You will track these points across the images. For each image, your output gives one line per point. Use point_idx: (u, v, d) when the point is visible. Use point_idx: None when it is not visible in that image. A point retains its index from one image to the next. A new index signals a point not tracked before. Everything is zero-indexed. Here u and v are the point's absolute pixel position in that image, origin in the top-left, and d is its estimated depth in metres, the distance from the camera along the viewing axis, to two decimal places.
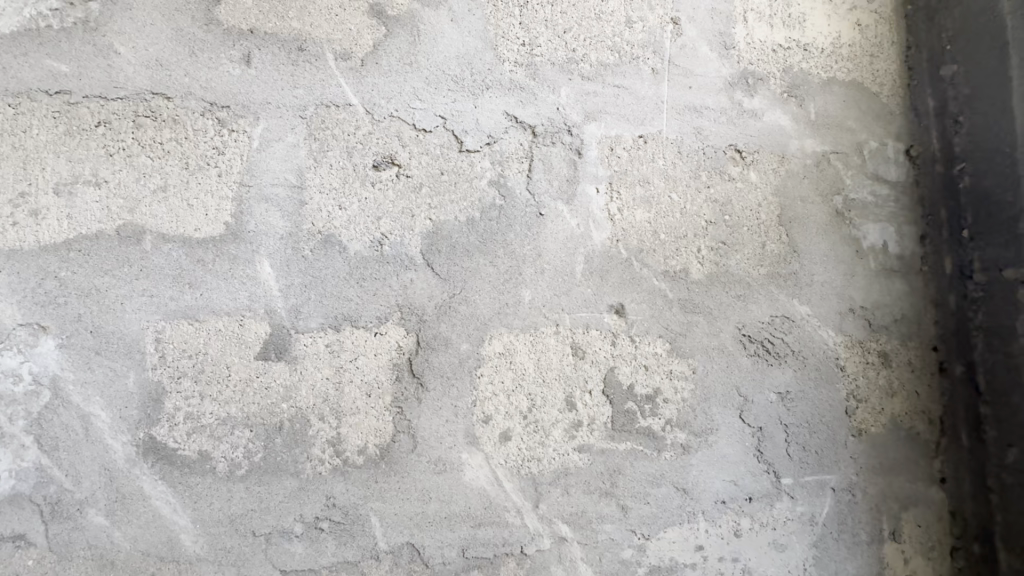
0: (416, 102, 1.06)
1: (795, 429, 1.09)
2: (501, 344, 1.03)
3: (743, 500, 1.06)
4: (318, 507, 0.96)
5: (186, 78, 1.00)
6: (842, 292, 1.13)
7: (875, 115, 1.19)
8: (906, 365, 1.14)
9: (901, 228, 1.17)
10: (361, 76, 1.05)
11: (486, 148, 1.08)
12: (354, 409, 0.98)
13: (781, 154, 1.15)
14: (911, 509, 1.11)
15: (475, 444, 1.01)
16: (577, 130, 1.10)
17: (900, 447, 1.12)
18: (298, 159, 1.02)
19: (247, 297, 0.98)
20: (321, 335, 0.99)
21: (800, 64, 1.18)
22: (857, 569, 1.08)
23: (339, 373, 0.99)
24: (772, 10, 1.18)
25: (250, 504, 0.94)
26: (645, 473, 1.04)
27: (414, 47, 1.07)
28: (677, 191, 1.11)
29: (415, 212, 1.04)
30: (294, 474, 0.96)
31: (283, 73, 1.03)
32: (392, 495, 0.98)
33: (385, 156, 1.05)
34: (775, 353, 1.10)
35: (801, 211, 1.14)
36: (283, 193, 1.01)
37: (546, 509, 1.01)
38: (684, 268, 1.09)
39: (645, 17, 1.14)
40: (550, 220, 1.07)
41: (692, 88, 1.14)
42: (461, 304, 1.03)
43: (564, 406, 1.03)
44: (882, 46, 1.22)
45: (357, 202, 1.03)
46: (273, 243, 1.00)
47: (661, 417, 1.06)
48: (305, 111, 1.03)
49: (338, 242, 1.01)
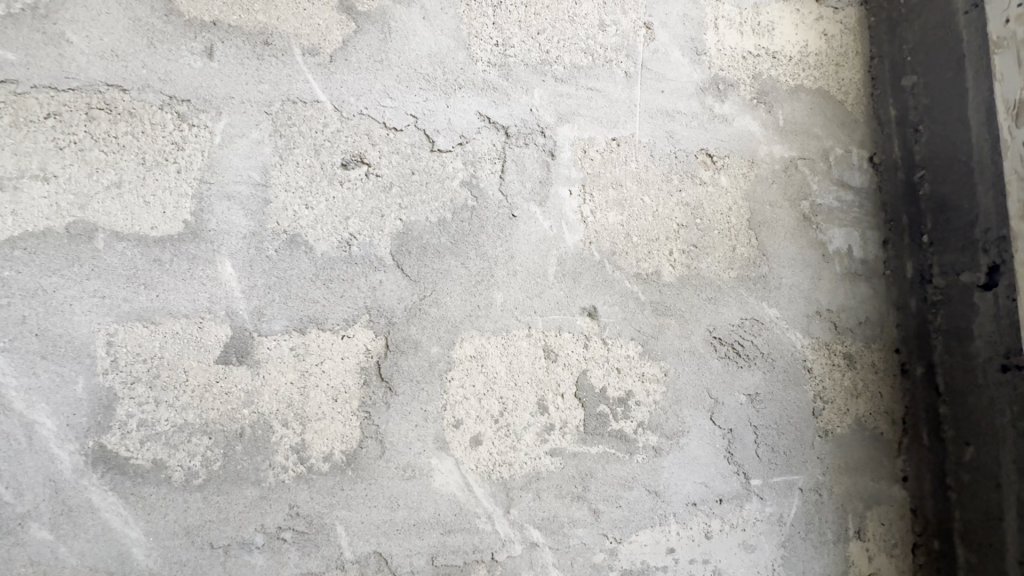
0: (387, 100, 1.04)
1: (764, 430, 1.10)
2: (472, 347, 1.02)
3: (714, 502, 1.07)
4: (281, 516, 0.92)
5: (143, 70, 0.96)
6: (808, 295, 1.15)
7: (840, 123, 1.22)
8: (870, 366, 1.17)
9: (864, 233, 1.20)
10: (329, 73, 1.03)
11: (458, 148, 1.06)
12: (320, 414, 0.95)
13: (751, 159, 1.17)
14: (874, 507, 1.14)
15: (445, 449, 0.99)
16: (550, 132, 1.09)
17: (864, 447, 1.14)
18: (263, 156, 0.99)
19: (207, 298, 0.94)
20: (286, 338, 0.96)
21: (768, 71, 1.20)
22: (824, 568, 1.10)
23: (305, 378, 0.96)
24: (742, 18, 1.20)
25: (208, 515, 0.90)
26: (617, 477, 1.04)
27: (385, 45, 1.05)
28: (649, 194, 1.11)
29: (385, 212, 1.02)
30: (256, 482, 0.92)
31: (247, 67, 1.00)
32: (358, 503, 0.95)
33: (354, 155, 1.02)
34: (745, 355, 1.11)
35: (770, 215, 1.16)
36: (246, 191, 0.97)
37: (518, 515, 1.00)
38: (656, 271, 1.10)
39: (619, 21, 1.15)
40: (522, 221, 1.06)
41: (664, 92, 1.15)
42: (432, 306, 1.01)
43: (536, 409, 1.02)
44: (847, 56, 1.25)
45: (324, 202, 1.00)
46: (234, 243, 0.96)
47: (632, 419, 1.05)
48: (270, 107, 1.00)
49: (304, 242, 0.98)
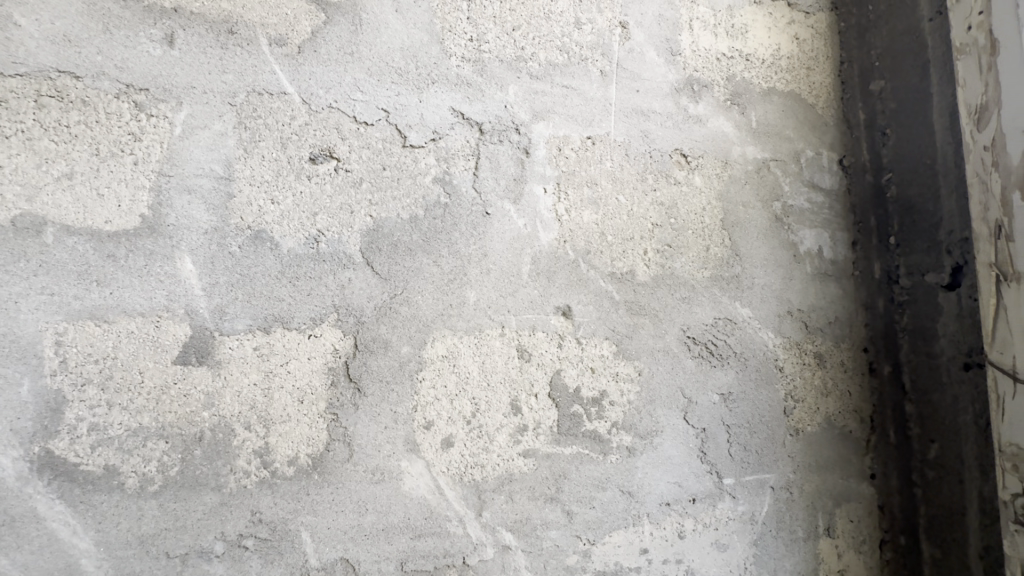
0: (357, 94, 1.02)
1: (737, 429, 1.11)
2: (444, 346, 1.00)
3: (687, 501, 1.07)
4: (242, 523, 0.89)
5: (98, 56, 0.92)
6: (780, 295, 1.16)
7: (811, 126, 1.24)
8: (840, 365, 1.18)
9: (834, 235, 1.22)
10: (298, 65, 1.00)
11: (431, 144, 1.04)
12: (285, 416, 0.92)
13: (724, 160, 1.17)
14: (843, 504, 1.15)
15: (416, 451, 0.96)
16: (525, 129, 1.08)
17: (834, 446, 1.16)
18: (226, 149, 0.95)
19: (165, 296, 0.90)
20: (249, 338, 0.92)
21: (742, 73, 1.21)
22: (794, 566, 1.11)
23: (269, 379, 0.92)
24: (716, 20, 1.21)
25: (164, 523, 0.86)
26: (591, 478, 1.03)
27: (356, 37, 1.02)
28: (624, 194, 1.11)
29: (354, 208, 0.99)
30: (215, 488, 0.89)
31: (210, 56, 0.96)
32: (325, 509, 0.92)
33: (323, 149, 0.99)
34: (718, 355, 1.11)
35: (743, 215, 1.17)
36: (207, 185, 0.94)
37: (490, 517, 0.98)
38: (630, 271, 1.09)
39: (594, 19, 1.14)
40: (496, 219, 1.05)
41: (640, 92, 1.15)
42: (402, 305, 0.99)
43: (509, 410, 1.01)
44: (818, 60, 1.27)
45: (291, 197, 0.97)
46: (195, 238, 0.92)
47: (606, 419, 1.05)
48: (235, 98, 0.96)
49: (269, 238, 0.95)
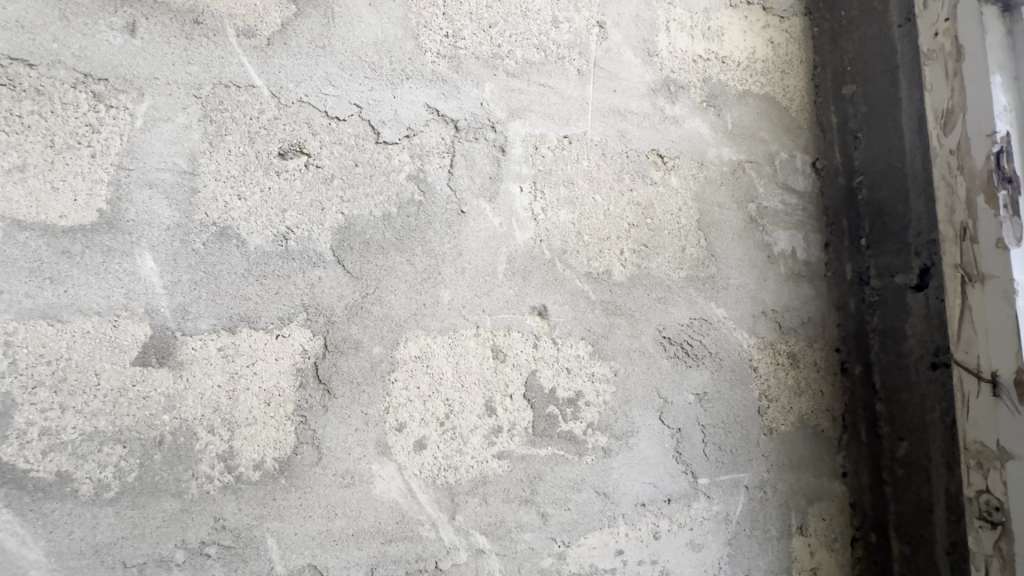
0: (329, 88, 0.99)
1: (712, 429, 1.11)
2: (417, 346, 0.98)
3: (662, 502, 1.07)
4: (204, 530, 0.86)
5: (54, 44, 0.88)
6: (754, 295, 1.17)
7: (785, 128, 1.25)
8: (813, 365, 1.20)
9: (808, 236, 1.23)
10: (267, 57, 0.97)
11: (405, 140, 1.02)
12: (250, 419, 0.89)
13: (700, 161, 1.18)
14: (816, 503, 1.16)
15: (387, 454, 0.94)
16: (501, 127, 1.07)
17: (806, 445, 1.17)
18: (190, 142, 0.92)
19: (123, 295, 0.86)
20: (213, 338, 0.89)
21: (717, 76, 1.22)
22: (768, 565, 1.11)
23: (234, 381, 0.89)
24: (693, 22, 1.22)
25: (121, 531, 0.83)
26: (567, 479, 1.02)
27: (328, 30, 1.00)
28: (601, 193, 1.11)
29: (325, 205, 0.97)
30: (176, 494, 0.85)
31: (174, 47, 0.93)
32: (292, 514, 0.89)
33: (293, 144, 0.97)
34: (693, 355, 1.12)
35: (718, 216, 1.17)
36: (170, 179, 0.91)
37: (463, 521, 0.96)
38: (607, 270, 1.09)
39: (571, 18, 1.14)
40: (471, 218, 1.03)
41: (617, 92, 1.15)
42: (374, 304, 0.97)
43: (483, 411, 0.99)
44: (792, 64, 1.29)
45: (259, 193, 0.94)
46: (157, 235, 0.89)
47: (582, 420, 1.04)
48: (200, 90, 0.93)
49: (235, 235, 0.92)
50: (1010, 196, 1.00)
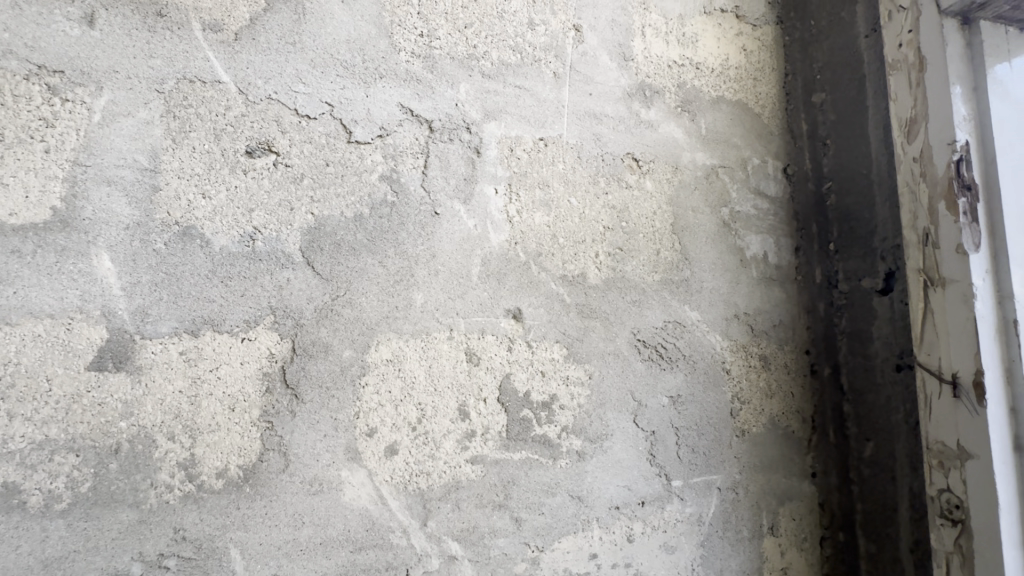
0: (300, 86, 0.97)
1: (685, 432, 1.12)
2: (389, 350, 0.96)
3: (636, 504, 1.07)
4: (163, 541, 0.82)
5: (5, 33, 0.84)
6: (727, 299, 1.19)
7: (756, 134, 1.27)
8: (783, 368, 1.22)
9: (778, 240, 1.25)
10: (234, 53, 0.94)
11: (377, 140, 1.00)
12: (213, 426, 0.86)
13: (674, 165, 1.19)
14: (786, 503, 1.18)
15: (357, 460, 0.92)
16: (476, 128, 1.06)
17: (777, 446, 1.19)
18: (152, 139, 0.89)
19: (78, 296, 0.83)
20: (174, 342, 0.86)
21: (691, 81, 1.23)
22: (739, 566, 1.13)
23: (196, 386, 0.86)
24: (668, 28, 1.23)
25: (73, 544, 0.79)
26: (540, 483, 1.01)
27: (298, 26, 0.98)
28: (576, 196, 1.11)
29: (294, 205, 0.95)
30: (133, 504, 0.82)
31: (135, 39, 0.90)
32: (257, 523, 0.87)
33: (261, 142, 0.94)
34: (667, 358, 1.12)
35: (692, 220, 1.18)
36: (130, 177, 0.87)
37: (435, 527, 0.95)
38: (582, 273, 1.09)
39: (548, 20, 1.14)
40: (445, 219, 1.02)
41: (592, 95, 1.15)
42: (345, 307, 0.95)
43: (456, 415, 0.98)
44: (764, 71, 1.31)
45: (225, 191, 0.91)
46: (115, 234, 0.85)
47: (556, 423, 1.03)
48: (163, 85, 0.90)
49: (199, 235, 0.89)
50: (968, 204, 1.03)
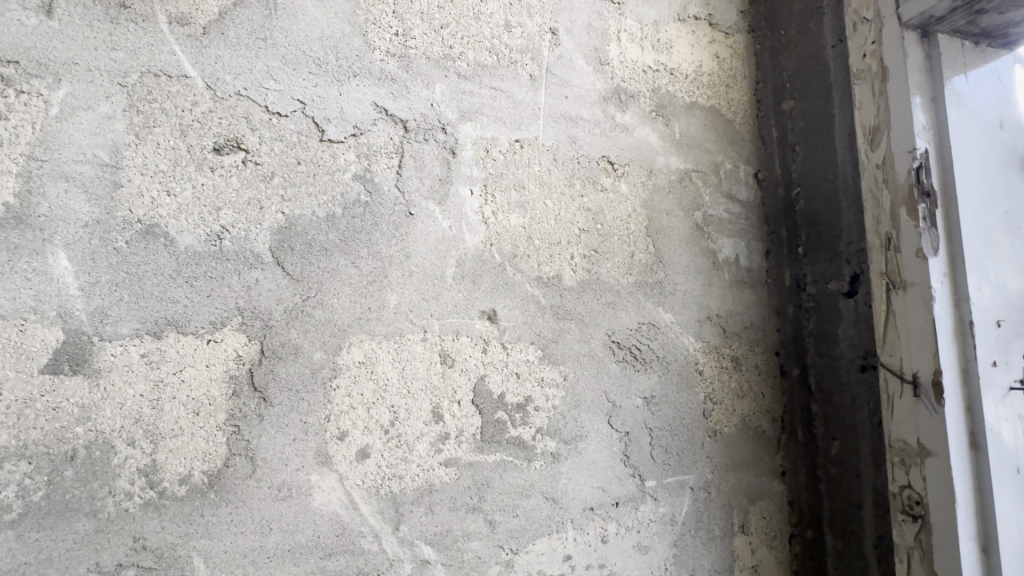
0: (270, 82, 0.95)
1: (658, 432, 1.13)
2: (361, 351, 0.94)
3: (610, 505, 1.07)
4: (122, 551, 0.79)
5: None
6: (700, 301, 1.20)
7: (729, 140, 1.30)
8: (754, 368, 1.24)
9: (749, 244, 1.28)
10: (202, 47, 0.92)
11: (351, 139, 0.99)
12: (177, 430, 0.84)
13: (649, 169, 1.20)
14: (757, 502, 1.20)
15: (328, 464, 0.90)
16: (451, 129, 1.06)
17: (748, 446, 1.21)
18: (113, 134, 0.86)
19: (32, 296, 0.79)
20: (135, 343, 0.83)
21: (666, 86, 1.25)
22: (711, 564, 1.14)
23: (159, 390, 0.84)
24: (643, 34, 1.25)
25: (23, 556, 0.75)
26: (514, 485, 1.01)
27: (269, 22, 0.96)
28: (551, 198, 1.11)
29: (264, 204, 0.93)
30: (90, 513, 0.79)
31: (97, 31, 0.87)
32: (222, 531, 0.84)
33: (229, 139, 0.92)
34: (641, 359, 1.13)
35: (666, 223, 1.20)
36: (89, 172, 0.84)
37: (408, 531, 0.94)
38: (557, 275, 1.09)
39: (524, 23, 1.14)
40: (419, 220, 1.01)
41: (568, 98, 1.16)
42: (316, 308, 0.93)
43: (430, 418, 0.97)
44: (736, 79, 1.34)
45: (191, 189, 0.89)
46: (72, 232, 0.82)
47: (530, 425, 1.03)
48: (126, 78, 0.87)
49: (162, 233, 0.87)
50: (928, 209, 1.06)
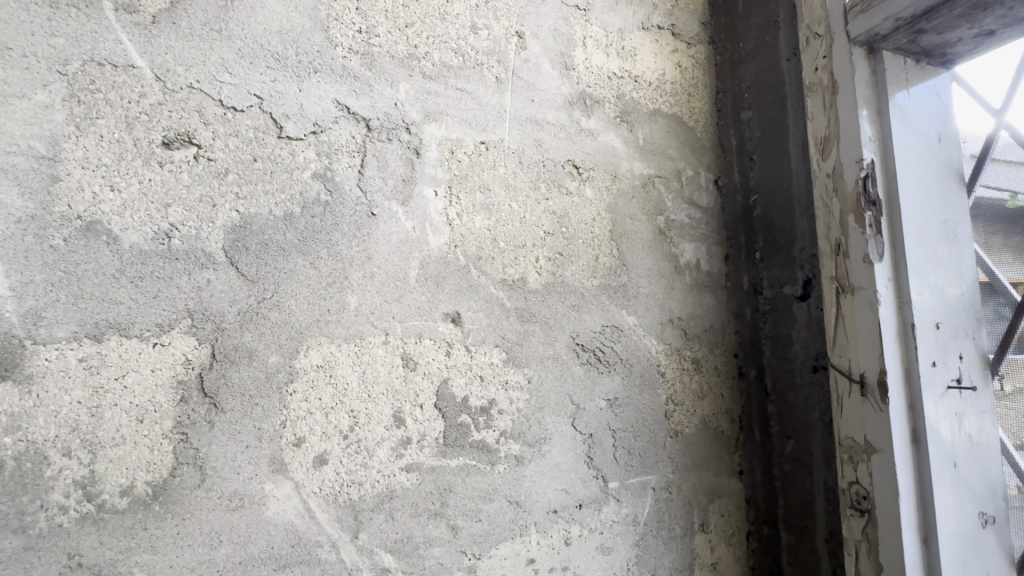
0: (226, 75, 0.92)
1: (621, 434, 1.14)
2: (319, 356, 0.92)
3: (573, 507, 1.08)
4: (55, 569, 0.74)
5: None
6: (662, 303, 1.23)
7: (690, 146, 1.33)
8: (713, 370, 1.27)
9: (709, 249, 1.31)
10: (151, 37, 0.88)
11: (311, 137, 0.96)
12: (118, 439, 0.79)
13: (613, 173, 1.22)
14: (716, 500, 1.23)
15: (283, 472, 0.87)
16: (416, 129, 1.04)
17: (707, 445, 1.24)
18: (51, 123, 0.81)
19: None
20: (73, 347, 0.78)
21: (630, 93, 1.27)
22: (672, 563, 1.16)
23: (100, 396, 0.79)
24: (608, 41, 1.27)
25: None
26: (477, 490, 1.00)
27: (225, 13, 0.93)
28: (517, 201, 1.11)
29: (217, 202, 0.89)
30: (18, 530, 0.73)
31: (34, 15, 0.81)
32: (167, 545, 0.80)
33: (180, 134, 0.88)
34: (605, 362, 1.14)
35: (629, 227, 1.22)
36: (24, 165, 0.79)
37: (367, 539, 0.91)
38: (522, 277, 1.09)
39: (491, 25, 1.14)
40: (382, 220, 0.99)
41: (534, 101, 1.16)
42: (272, 310, 0.90)
43: (391, 422, 0.95)
44: (697, 88, 1.38)
45: (137, 184, 0.85)
46: (3, 228, 0.77)
47: (494, 429, 1.03)
48: (67, 66, 0.82)
49: (105, 231, 0.82)
50: (874, 217, 1.11)
